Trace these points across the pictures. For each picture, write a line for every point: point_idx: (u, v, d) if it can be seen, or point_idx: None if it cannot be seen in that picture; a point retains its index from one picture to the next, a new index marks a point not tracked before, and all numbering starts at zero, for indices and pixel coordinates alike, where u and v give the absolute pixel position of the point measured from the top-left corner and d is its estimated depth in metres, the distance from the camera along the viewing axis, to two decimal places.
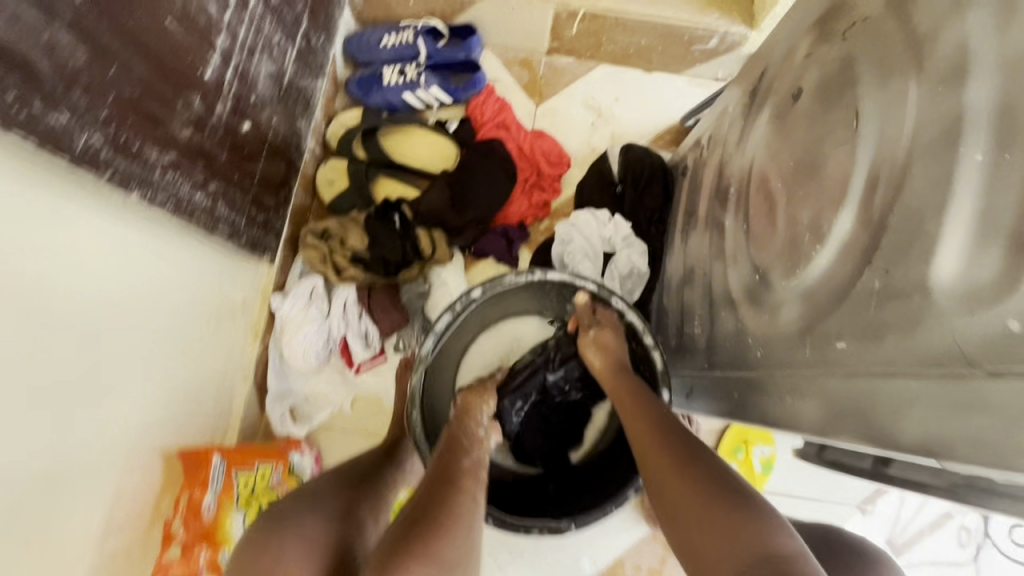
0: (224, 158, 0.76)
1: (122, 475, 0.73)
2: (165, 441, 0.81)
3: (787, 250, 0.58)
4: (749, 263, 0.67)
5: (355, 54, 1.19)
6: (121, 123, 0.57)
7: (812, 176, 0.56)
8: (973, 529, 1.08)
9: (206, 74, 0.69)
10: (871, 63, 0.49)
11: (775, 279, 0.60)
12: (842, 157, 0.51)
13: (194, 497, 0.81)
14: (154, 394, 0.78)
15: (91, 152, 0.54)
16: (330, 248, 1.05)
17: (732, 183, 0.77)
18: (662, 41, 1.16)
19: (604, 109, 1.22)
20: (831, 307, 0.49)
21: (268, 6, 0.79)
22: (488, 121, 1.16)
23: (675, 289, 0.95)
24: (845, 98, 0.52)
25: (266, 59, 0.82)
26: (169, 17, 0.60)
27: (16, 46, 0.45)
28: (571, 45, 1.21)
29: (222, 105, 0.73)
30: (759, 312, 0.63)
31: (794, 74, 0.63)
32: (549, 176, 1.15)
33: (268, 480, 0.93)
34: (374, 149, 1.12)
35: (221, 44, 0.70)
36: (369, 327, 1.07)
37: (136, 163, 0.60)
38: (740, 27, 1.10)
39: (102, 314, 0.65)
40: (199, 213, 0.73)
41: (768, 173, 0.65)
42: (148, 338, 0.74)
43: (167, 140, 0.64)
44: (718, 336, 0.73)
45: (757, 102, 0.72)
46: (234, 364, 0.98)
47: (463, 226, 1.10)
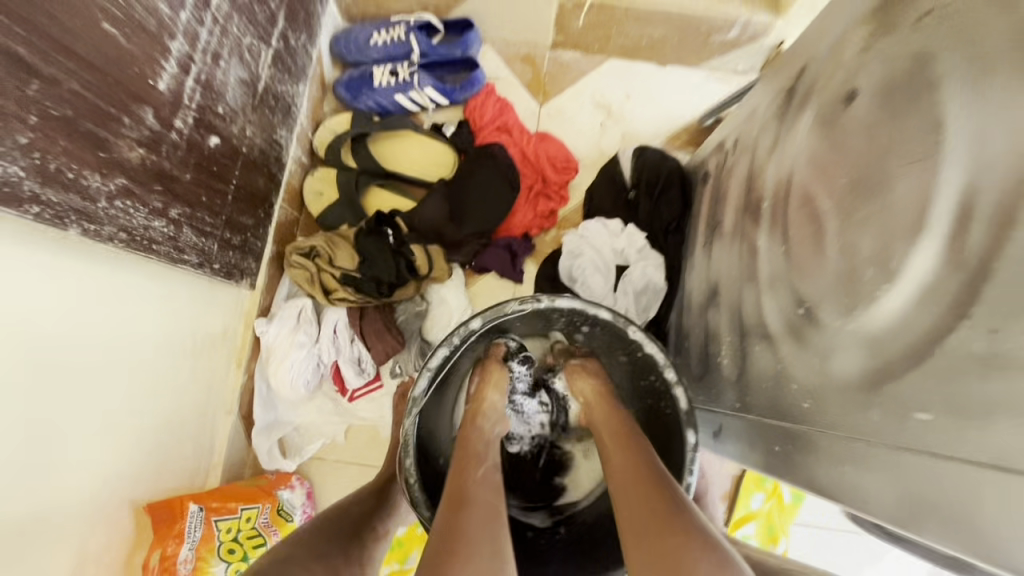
0: (189, 178, 0.67)
1: (82, 539, 0.66)
2: (136, 491, 0.74)
3: (843, 285, 0.48)
4: (789, 293, 0.58)
5: (343, 54, 1.09)
6: (48, 147, 0.48)
7: (875, 197, 0.46)
8: None
9: (159, 84, 0.60)
10: (958, 59, 0.39)
11: (825, 318, 0.50)
12: (917, 177, 0.41)
13: (169, 554, 0.73)
14: (121, 444, 0.70)
15: (12, 185, 0.45)
16: (317, 267, 0.96)
17: (765, 196, 0.67)
18: (677, 33, 1.06)
19: (615, 108, 1.12)
20: (908, 365, 0.39)
21: (234, 5, 0.70)
22: (488, 124, 1.07)
23: (697, 309, 0.85)
24: (921, 102, 0.42)
25: (235, 65, 0.73)
26: (105, 19, 0.51)
27: None
28: (578, 39, 1.11)
29: (182, 119, 0.64)
30: (804, 354, 0.54)
31: (845, 72, 0.53)
32: (555, 183, 1.05)
33: (254, 523, 0.85)
34: (364, 157, 1.04)
35: (177, 49, 0.61)
36: (362, 352, 0.99)
37: (73, 193, 0.51)
38: (765, 16, 1.00)
39: (39, 361, 0.57)
40: (161, 244, 0.64)
41: (813, 189, 0.55)
42: (104, 381, 0.66)
43: (113, 163, 0.55)
44: (751, 373, 0.64)
45: (796, 104, 0.62)
46: (215, 396, 0.90)
47: (462, 240, 1.01)
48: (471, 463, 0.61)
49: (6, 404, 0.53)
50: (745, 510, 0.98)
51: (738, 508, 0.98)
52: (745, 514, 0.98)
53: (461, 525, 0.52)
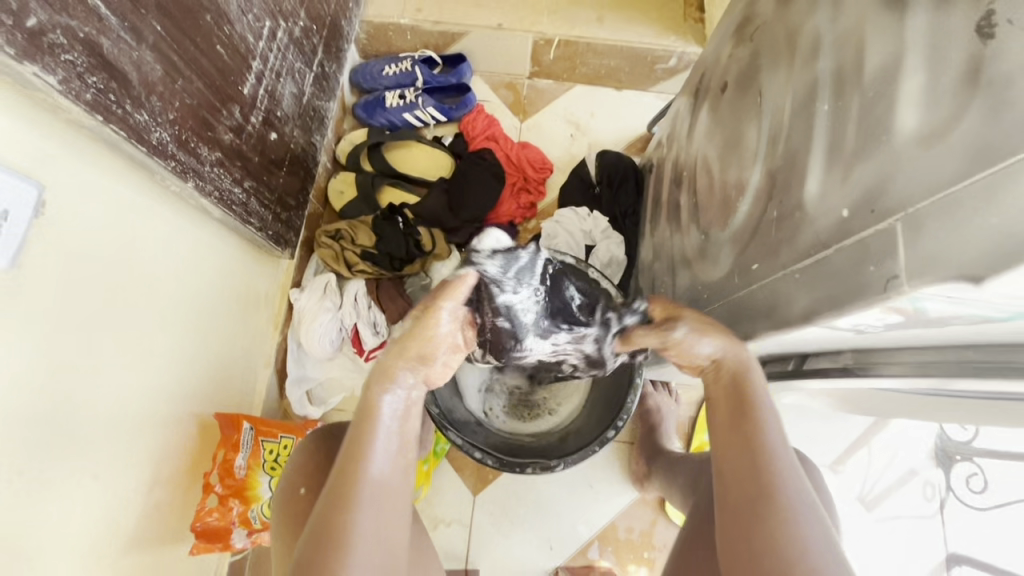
0: (257, 161, 0.91)
1: (165, 435, 0.84)
2: (201, 409, 0.93)
3: (721, 207, 0.71)
4: (697, 227, 0.80)
5: (361, 82, 1.35)
6: (182, 125, 0.71)
7: (736, 145, 0.69)
8: (938, 483, 1.17)
9: (245, 90, 0.84)
10: (768, 54, 0.63)
11: (715, 233, 0.73)
12: (753, 127, 0.64)
13: (229, 458, 0.91)
14: (194, 365, 0.90)
15: (162, 146, 0.68)
16: (342, 247, 1.19)
17: (684, 167, 0.91)
18: (628, 62, 1.33)
19: (582, 123, 1.38)
20: (748, 240, 0.62)
21: (292, 38, 0.95)
22: (478, 134, 1.31)
23: (647, 267, 1.08)
24: (754, 82, 0.66)
25: (290, 82, 0.98)
26: (220, 43, 0.75)
27: (116, 60, 0.59)
28: (550, 69, 1.38)
29: (256, 116, 0.88)
30: (704, 263, 0.76)
31: (722, 71, 0.78)
32: (534, 180, 1.30)
33: (290, 451, 1.03)
34: (379, 162, 1.27)
35: (257, 66, 0.86)
36: (378, 316, 1.18)
37: (192, 158, 0.74)
38: (694, 48, 1.28)
39: (155, 284, 0.78)
40: (237, 206, 0.88)
41: (707, 152, 0.79)
42: (190, 312, 0.87)
43: (215, 141, 0.79)
44: (678, 294, 0.86)
45: (699, 99, 0.87)
46: (258, 348, 1.11)
47: (458, 225, 1.23)
48: (375, 419, 0.59)
49: (131, 309, 0.74)
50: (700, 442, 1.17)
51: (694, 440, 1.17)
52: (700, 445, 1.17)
53: (356, 483, 0.56)
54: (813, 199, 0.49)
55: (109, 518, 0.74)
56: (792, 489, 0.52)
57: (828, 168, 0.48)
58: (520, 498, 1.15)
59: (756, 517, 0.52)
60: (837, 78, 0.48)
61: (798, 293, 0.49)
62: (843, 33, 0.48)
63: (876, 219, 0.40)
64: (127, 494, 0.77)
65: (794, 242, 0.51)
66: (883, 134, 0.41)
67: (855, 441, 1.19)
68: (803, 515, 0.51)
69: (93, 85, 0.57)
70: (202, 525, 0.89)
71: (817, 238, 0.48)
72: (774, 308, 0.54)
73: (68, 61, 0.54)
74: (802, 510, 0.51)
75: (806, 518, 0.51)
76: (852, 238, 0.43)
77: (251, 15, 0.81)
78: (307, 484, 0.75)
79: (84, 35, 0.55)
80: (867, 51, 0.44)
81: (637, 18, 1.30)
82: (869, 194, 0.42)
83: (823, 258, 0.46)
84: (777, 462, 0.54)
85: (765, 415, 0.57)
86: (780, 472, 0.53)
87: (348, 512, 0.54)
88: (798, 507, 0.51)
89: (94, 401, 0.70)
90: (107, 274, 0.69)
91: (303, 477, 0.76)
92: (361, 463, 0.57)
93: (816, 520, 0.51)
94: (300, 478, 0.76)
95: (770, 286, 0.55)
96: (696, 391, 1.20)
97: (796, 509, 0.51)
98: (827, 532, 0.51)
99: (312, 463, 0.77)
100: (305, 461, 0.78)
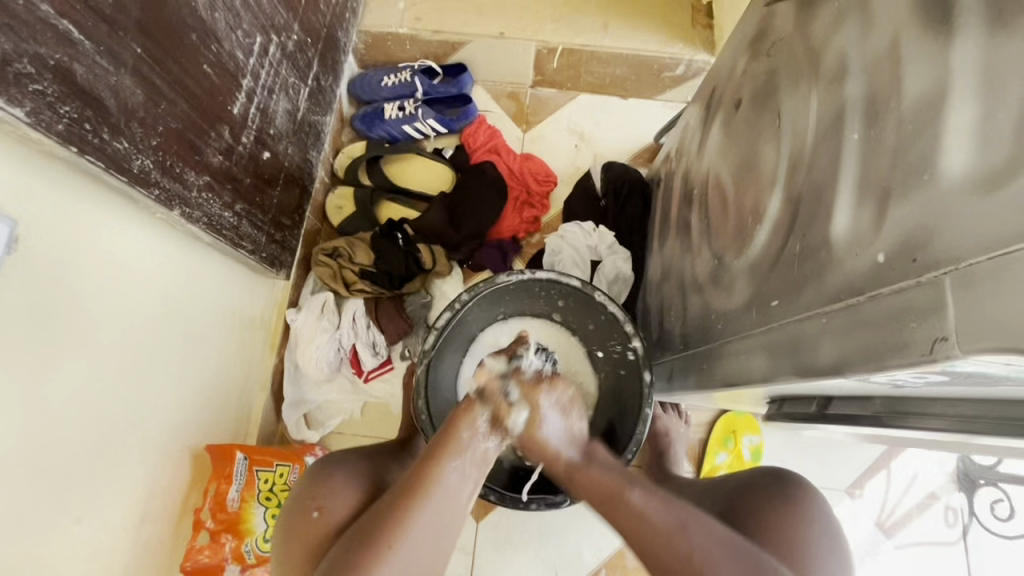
0: (248, 181, 0.88)
1: (154, 470, 0.81)
2: (193, 439, 0.89)
3: (736, 233, 0.67)
4: (709, 251, 0.76)
5: (359, 93, 1.31)
6: (166, 150, 0.68)
7: (751, 168, 0.65)
8: (959, 508, 1.12)
9: (235, 109, 0.80)
10: (787, 72, 0.59)
11: (730, 259, 0.68)
12: (770, 150, 0.60)
13: (220, 491, 0.88)
14: (186, 395, 0.87)
15: (145, 174, 0.65)
16: (340, 264, 1.15)
17: (694, 185, 0.87)
18: (634, 71, 1.29)
19: (587, 133, 1.34)
20: (767, 273, 0.58)
21: (285, 53, 0.92)
22: (481, 146, 1.28)
23: (655, 286, 1.03)
24: (772, 102, 0.62)
25: (283, 98, 0.94)
26: (207, 63, 0.72)
27: (91, 86, 0.56)
28: (553, 78, 1.34)
29: (247, 136, 0.85)
30: (718, 290, 0.71)
31: (735, 87, 0.74)
32: (537, 193, 1.26)
33: (285, 479, 1.00)
34: (378, 176, 1.24)
35: (247, 84, 0.82)
36: (377, 336, 1.15)
37: (178, 184, 0.71)
38: (703, 55, 1.24)
39: (142, 314, 0.75)
40: (227, 229, 0.85)
41: (720, 172, 0.75)
42: (181, 341, 0.84)
43: (203, 165, 0.75)
44: (690, 319, 0.82)
45: (710, 114, 0.83)
46: (253, 371, 1.07)
47: (460, 240, 1.19)
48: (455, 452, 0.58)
49: (115, 342, 0.70)
50: (710, 465, 1.13)
51: (705, 463, 1.13)
52: (711, 469, 1.13)
53: (430, 483, 0.56)
54: (842, 238, 0.45)
55: (94, 560, 0.71)
56: (674, 518, 0.55)
57: (859, 205, 0.44)
58: (524, 526, 1.11)
59: (663, 551, 0.53)
60: (869, 106, 0.44)
61: (825, 340, 0.45)
62: (873, 56, 0.44)
63: (919, 269, 0.37)
64: (112, 535, 0.74)
65: (821, 282, 0.47)
66: (926, 173, 0.37)
67: (873, 464, 1.14)
68: (689, 530, 0.54)
69: (65, 115, 0.54)
70: (193, 564, 0.86)
71: (849, 281, 0.44)
72: (796, 352, 0.50)
73: (37, 91, 0.51)
74: (690, 530, 0.54)
75: (711, 546, 0.53)
76: (892, 287, 0.39)
77: (240, 32, 0.77)
78: (322, 505, 0.65)
79: (54, 62, 0.52)
80: (904, 79, 0.40)
81: (643, 25, 1.26)
82: (913, 239, 0.37)
83: (857, 306, 0.42)
84: (635, 507, 0.56)
85: (596, 472, 0.60)
86: (650, 514, 0.55)
87: (416, 507, 0.54)
88: (688, 529, 0.54)
89: (76, 441, 0.66)
90: (89, 307, 0.66)
91: (316, 498, 0.66)
92: (441, 467, 0.56)
93: (715, 531, 0.54)
94: (310, 499, 0.66)
95: (792, 327, 0.51)
96: (706, 413, 1.16)
97: (682, 530, 0.54)
98: (723, 541, 0.54)
99: (323, 483, 0.68)
100: (319, 480, 0.69)
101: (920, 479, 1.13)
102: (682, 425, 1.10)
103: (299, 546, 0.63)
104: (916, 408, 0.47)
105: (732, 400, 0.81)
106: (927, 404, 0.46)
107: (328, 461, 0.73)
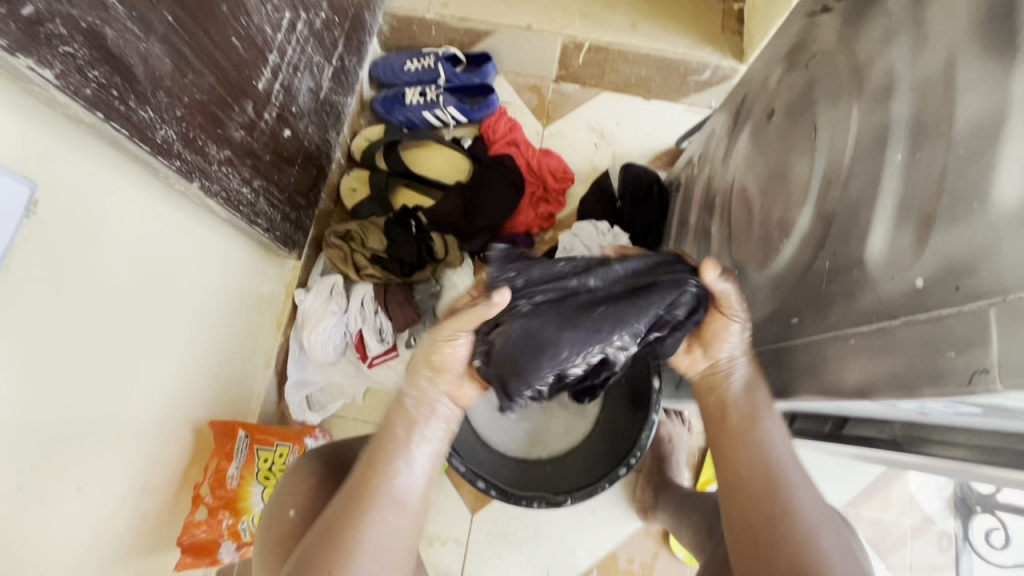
0: (267, 159, 0.87)
1: (157, 444, 0.81)
2: (195, 413, 0.89)
3: (760, 245, 0.65)
4: (728, 261, 0.75)
5: (380, 76, 1.29)
6: (191, 122, 0.67)
7: (780, 181, 0.63)
8: (953, 533, 1.12)
9: (259, 84, 0.79)
10: (826, 86, 0.58)
11: (751, 271, 0.67)
12: (803, 165, 0.59)
13: (221, 468, 0.88)
14: (190, 371, 0.86)
15: (168, 144, 0.65)
16: (352, 248, 1.14)
17: (716, 193, 0.85)
18: (660, 73, 1.27)
19: (607, 132, 1.32)
20: (790, 289, 0.57)
21: (312, 30, 0.90)
22: (499, 139, 1.25)
23: None
24: (807, 114, 0.60)
25: (307, 76, 0.93)
26: (235, 35, 0.70)
27: (120, 52, 0.55)
28: (577, 74, 1.32)
29: (269, 112, 0.84)
30: None
31: (768, 96, 0.72)
32: (554, 190, 1.24)
33: (285, 460, 1.00)
34: (395, 160, 1.21)
35: (273, 60, 0.81)
36: (384, 323, 1.13)
37: (199, 157, 0.71)
38: (731, 61, 1.21)
39: (156, 286, 0.74)
40: (244, 205, 0.85)
41: (744, 181, 0.74)
42: (191, 313, 0.83)
43: (224, 139, 0.75)
44: None
45: (740, 121, 0.81)
46: (258, 351, 1.07)
47: (473, 232, 1.18)
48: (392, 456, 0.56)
49: (123, 317, 0.70)
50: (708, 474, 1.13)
51: (703, 472, 1.13)
52: (708, 477, 1.13)
53: (374, 488, 0.55)
54: (878, 259, 0.45)
55: (92, 528, 0.71)
56: (814, 515, 0.54)
57: (899, 227, 0.43)
58: (520, 520, 1.11)
59: (772, 546, 0.53)
60: (916, 126, 0.43)
61: (851, 361, 0.45)
62: (927, 75, 0.43)
63: (960, 298, 0.36)
64: (111, 506, 0.74)
65: (851, 302, 0.47)
66: (974, 202, 0.37)
67: (871, 486, 1.14)
68: (799, 494, 0.55)
69: (94, 79, 0.53)
70: (190, 539, 0.87)
71: (881, 303, 0.43)
72: (819, 371, 0.49)
73: (67, 53, 0.50)
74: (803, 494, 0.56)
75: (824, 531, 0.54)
76: (931, 315, 0.38)
77: (269, 6, 0.76)
78: (297, 503, 0.69)
79: (86, 25, 0.51)
80: (959, 101, 0.39)
81: (673, 26, 1.24)
82: (959, 267, 0.37)
83: (889, 329, 0.42)
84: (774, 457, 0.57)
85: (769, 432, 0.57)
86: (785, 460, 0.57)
87: (360, 516, 0.54)
88: (798, 485, 0.56)
89: (80, 414, 0.66)
90: (98, 281, 0.65)
91: (291, 495, 0.70)
92: (384, 475, 0.56)
93: (816, 496, 0.56)
94: (291, 498, 0.70)
95: (816, 345, 0.50)
96: (708, 422, 1.15)
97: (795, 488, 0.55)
98: (825, 510, 0.55)
99: (302, 480, 0.71)
100: (298, 474, 0.72)
101: (916, 503, 1.13)
102: (684, 432, 1.09)
103: (275, 541, 0.67)
104: (936, 436, 0.47)
105: None
106: (947, 432, 0.45)
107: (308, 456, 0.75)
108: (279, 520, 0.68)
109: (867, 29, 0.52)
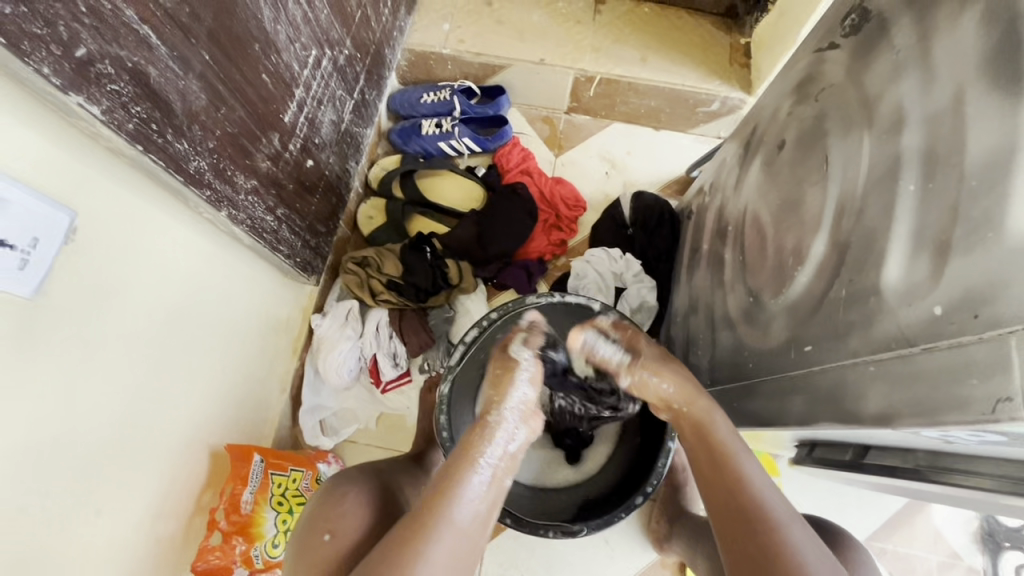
0: (291, 188, 0.90)
1: (176, 468, 0.82)
2: (212, 438, 0.90)
3: (774, 272, 0.66)
4: (743, 287, 0.75)
5: (398, 108, 1.33)
6: (222, 153, 0.70)
7: (793, 210, 0.64)
8: (982, 570, 1.08)
9: (285, 117, 0.83)
10: (836, 117, 0.59)
11: (765, 298, 0.67)
12: (815, 193, 0.60)
13: (235, 492, 0.88)
14: (207, 395, 0.87)
15: (200, 175, 0.67)
16: (368, 274, 1.15)
17: (729, 221, 0.86)
18: (670, 104, 1.30)
19: (618, 162, 1.35)
20: (806, 316, 0.57)
21: (335, 67, 0.94)
22: (513, 168, 1.28)
23: (681, 319, 1.03)
24: (818, 145, 0.62)
25: (330, 109, 0.97)
26: (265, 72, 0.74)
27: (161, 89, 0.58)
28: (588, 105, 1.35)
29: (294, 143, 0.87)
30: (753, 328, 0.70)
31: (779, 128, 0.74)
32: (566, 218, 1.26)
33: (298, 485, 1.00)
34: (411, 189, 1.25)
35: (299, 94, 0.85)
36: (398, 347, 1.14)
37: (228, 186, 0.73)
38: (738, 93, 1.24)
39: (180, 310, 0.76)
40: (268, 233, 0.87)
41: (757, 210, 0.75)
42: (211, 338, 0.85)
43: (252, 169, 0.78)
44: (719, 354, 0.81)
45: (750, 152, 0.83)
46: (274, 375, 1.08)
47: (486, 258, 1.20)
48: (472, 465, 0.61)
49: (147, 341, 0.71)
50: None
51: None
52: None
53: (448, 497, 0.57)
54: (895, 288, 0.45)
55: (109, 552, 0.71)
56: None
57: (915, 256, 0.44)
58: (532, 550, 1.09)
59: None
60: (927, 158, 0.45)
61: (872, 388, 0.45)
62: (937, 109, 0.44)
63: (980, 326, 0.37)
64: (130, 529, 0.74)
65: (867, 330, 0.47)
66: (989, 230, 0.38)
67: (893, 519, 1.11)
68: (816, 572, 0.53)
69: (136, 115, 0.56)
70: (204, 565, 0.87)
71: (899, 330, 0.44)
72: (838, 398, 0.49)
73: (114, 91, 0.53)
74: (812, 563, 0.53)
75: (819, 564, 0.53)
76: (951, 342, 0.39)
77: (298, 45, 0.80)
78: (334, 529, 0.65)
79: (132, 64, 0.54)
80: (969, 134, 0.41)
81: (681, 58, 1.27)
82: (976, 295, 0.38)
83: (908, 357, 0.42)
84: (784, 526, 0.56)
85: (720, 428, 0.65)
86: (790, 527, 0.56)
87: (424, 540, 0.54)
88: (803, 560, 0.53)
89: (103, 439, 0.67)
90: (124, 307, 0.66)
91: (329, 520, 0.66)
92: (450, 502, 0.57)
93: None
94: (327, 522, 0.66)
95: (834, 373, 0.50)
96: None
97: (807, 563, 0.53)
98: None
99: (337, 504, 0.68)
100: (332, 499, 0.68)
101: (941, 537, 1.10)
102: None
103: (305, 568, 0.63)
104: (961, 467, 0.46)
105: (754, 440, 0.80)
106: (972, 461, 0.45)
107: (338, 480, 0.72)
108: (311, 545, 0.64)
109: (876, 64, 0.54)
